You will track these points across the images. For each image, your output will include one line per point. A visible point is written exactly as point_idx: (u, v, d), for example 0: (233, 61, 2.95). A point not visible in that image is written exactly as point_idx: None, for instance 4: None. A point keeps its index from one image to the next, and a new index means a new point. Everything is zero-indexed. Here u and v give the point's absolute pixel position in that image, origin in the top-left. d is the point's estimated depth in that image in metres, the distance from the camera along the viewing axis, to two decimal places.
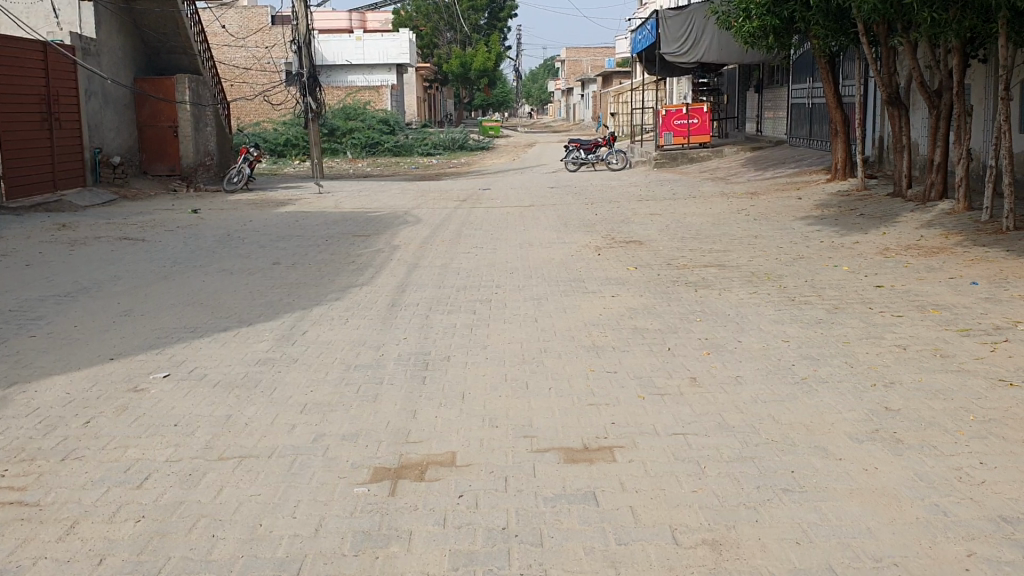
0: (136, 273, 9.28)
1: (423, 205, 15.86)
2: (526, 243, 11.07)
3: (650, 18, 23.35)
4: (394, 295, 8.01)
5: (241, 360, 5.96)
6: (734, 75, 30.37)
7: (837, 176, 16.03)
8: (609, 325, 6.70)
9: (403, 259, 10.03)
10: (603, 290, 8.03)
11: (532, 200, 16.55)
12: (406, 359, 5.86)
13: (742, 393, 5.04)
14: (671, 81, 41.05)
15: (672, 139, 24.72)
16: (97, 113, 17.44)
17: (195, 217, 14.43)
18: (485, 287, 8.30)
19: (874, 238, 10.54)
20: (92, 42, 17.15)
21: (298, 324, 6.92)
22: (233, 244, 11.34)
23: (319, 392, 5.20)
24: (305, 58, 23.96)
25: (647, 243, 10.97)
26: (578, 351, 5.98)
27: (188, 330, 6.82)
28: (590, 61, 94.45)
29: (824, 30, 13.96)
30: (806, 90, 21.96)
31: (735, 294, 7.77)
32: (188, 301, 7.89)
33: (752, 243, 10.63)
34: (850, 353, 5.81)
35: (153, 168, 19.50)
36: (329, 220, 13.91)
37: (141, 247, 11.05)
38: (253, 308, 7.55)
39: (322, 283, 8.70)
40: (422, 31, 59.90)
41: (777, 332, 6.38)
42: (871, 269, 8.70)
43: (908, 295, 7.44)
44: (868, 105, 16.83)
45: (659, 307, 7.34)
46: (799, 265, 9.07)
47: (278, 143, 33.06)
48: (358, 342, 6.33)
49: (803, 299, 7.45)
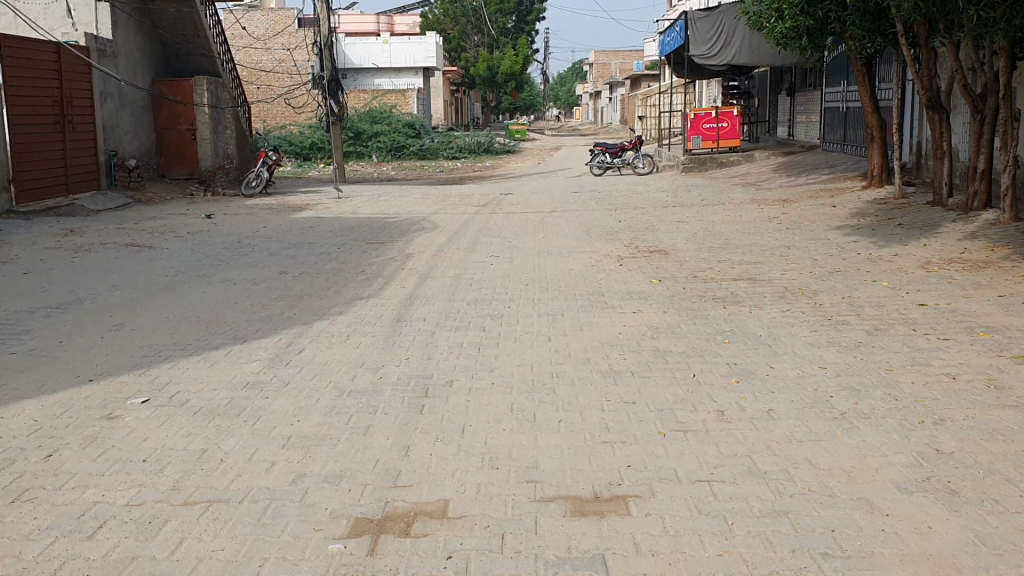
0: (137, 283, 8.90)
1: (443, 211, 15.45)
2: (546, 253, 10.59)
3: (678, 20, 22.77)
4: (401, 309, 7.55)
5: (226, 383, 5.51)
6: (764, 77, 29.72)
7: (873, 183, 15.38)
8: (628, 346, 6.19)
9: (416, 269, 9.59)
10: (624, 305, 7.53)
11: (555, 206, 16.08)
12: (406, 384, 5.38)
13: (774, 431, 4.51)
14: (700, 84, 40.42)
15: (700, 143, 24.16)
16: (113, 116, 17.18)
17: (209, 222, 14.10)
18: (499, 301, 7.82)
19: (915, 250, 9.94)
20: (108, 43, 16.90)
21: (294, 342, 6.47)
22: (242, 251, 10.95)
23: (307, 423, 4.74)
24: (326, 61, 23.59)
25: (673, 253, 10.45)
26: (595, 377, 5.47)
27: (178, 348, 6.38)
28: (618, 64, 93.85)
29: (860, 31, 13.34)
30: (840, 94, 21.30)
31: (766, 311, 7.23)
32: (184, 315, 7.47)
33: (784, 254, 10.08)
34: (894, 383, 5.26)
35: (171, 172, 19.27)
36: (345, 226, 13.53)
37: (146, 255, 10.68)
38: (250, 323, 7.12)
39: (327, 295, 8.25)
40: (449, 34, 59.76)
41: (811, 357, 5.85)
42: (912, 285, 8.13)
43: (955, 315, 6.87)
44: (905, 109, 16.17)
45: (684, 326, 6.81)
46: (834, 280, 8.52)
47: (303, 146, 32.87)
48: (356, 363, 5.87)
49: (840, 319, 6.90)
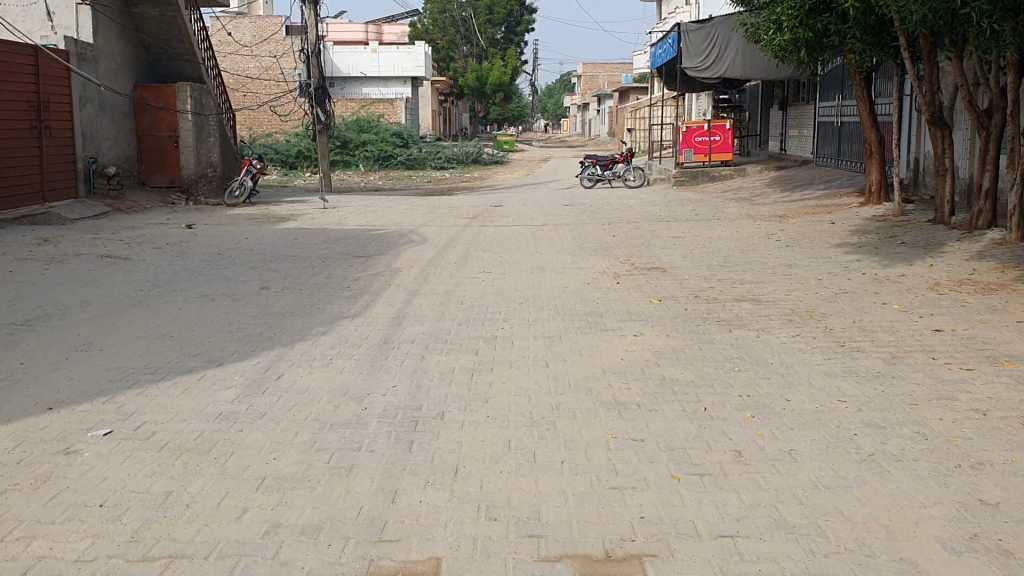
0: (109, 297, 8.44)
1: (431, 223, 15.06)
2: (539, 268, 10.19)
3: (671, 31, 22.44)
4: (389, 330, 7.12)
5: (196, 414, 5.06)
6: (756, 91, 29.45)
7: (872, 199, 15.04)
8: (632, 374, 5.78)
9: (404, 285, 9.16)
10: (624, 328, 7.13)
11: (546, 219, 15.71)
12: (393, 416, 4.95)
13: (798, 475, 4.11)
14: (689, 97, 40.27)
15: (692, 157, 23.80)
16: (93, 121, 16.69)
17: (189, 232, 13.65)
18: (492, 322, 7.39)
19: (921, 270, 9.61)
20: (89, 46, 16.42)
21: (274, 366, 6.03)
22: (222, 264, 10.50)
23: (285, 462, 4.31)
24: (314, 68, 23.16)
25: (671, 271, 10.05)
26: (599, 410, 5.05)
27: (147, 372, 5.92)
28: (607, 76, 93.85)
29: (862, 44, 13.02)
30: (834, 108, 21.04)
31: (775, 336, 6.84)
32: (157, 333, 7.02)
33: (786, 273, 9.71)
34: (921, 419, 4.87)
35: (152, 180, 18.78)
36: (331, 237, 13.10)
37: (121, 267, 10.22)
38: (228, 343, 6.68)
39: (309, 313, 7.81)
40: (438, 44, 59.39)
41: (829, 389, 5.46)
42: (924, 308, 7.77)
43: (974, 342, 6.50)
44: (903, 125, 15.85)
45: (689, 351, 6.41)
46: (842, 302, 8.14)
47: (290, 154, 32.41)
48: (339, 391, 5.43)
49: (853, 345, 6.51)
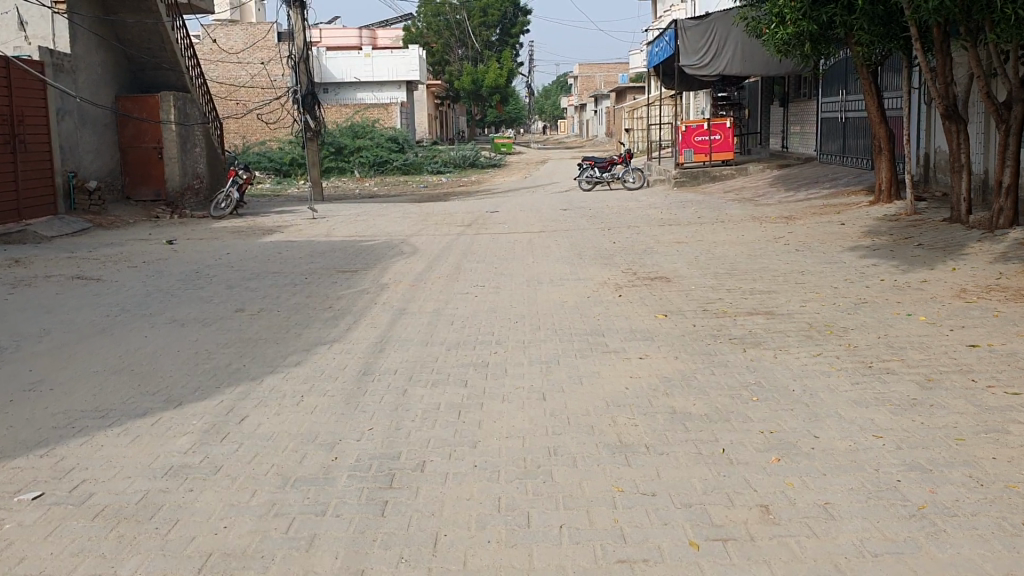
0: (72, 325, 7.82)
1: (424, 231, 14.44)
2: (535, 281, 9.57)
3: (667, 29, 21.82)
4: (369, 357, 6.50)
5: (142, 469, 4.43)
6: (755, 87, 28.82)
7: (881, 198, 14.40)
8: (639, 407, 5.15)
9: (390, 304, 8.54)
10: (627, 349, 6.50)
11: (543, 225, 15.10)
12: (368, 469, 4.33)
13: (838, 539, 3.48)
14: (688, 96, 39.69)
15: (692, 156, 23.12)
16: (72, 134, 16.08)
17: (169, 248, 13.02)
18: (483, 345, 6.77)
19: (943, 275, 8.99)
20: (66, 56, 15.80)
21: (237, 406, 5.40)
22: (198, 283, 9.90)
23: (238, 533, 3.69)
24: (302, 74, 22.53)
25: (675, 280, 9.43)
26: (604, 455, 4.42)
27: (97, 416, 5.30)
28: (603, 76, 93.39)
29: (870, 36, 12.40)
30: (838, 104, 20.41)
31: (794, 357, 6.20)
32: (116, 367, 6.40)
33: (799, 281, 9.09)
34: (971, 459, 4.24)
35: (137, 193, 18.14)
36: (317, 251, 12.48)
37: (91, 288, 9.59)
38: (192, 378, 6.06)
39: (285, 339, 7.20)
40: (433, 47, 58.73)
41: (861, 421, 4.84)
42: (953, 319, 7.14)
43: (1016, 359, 5.87)
44: (913, 120, 15.21)
45: (700, 377, 5.77)
46: (862, 313, 7.52)
47: (283, 162, 31.85)
48: (307, 438, 4.81)
49: (882, 365, 5.90)
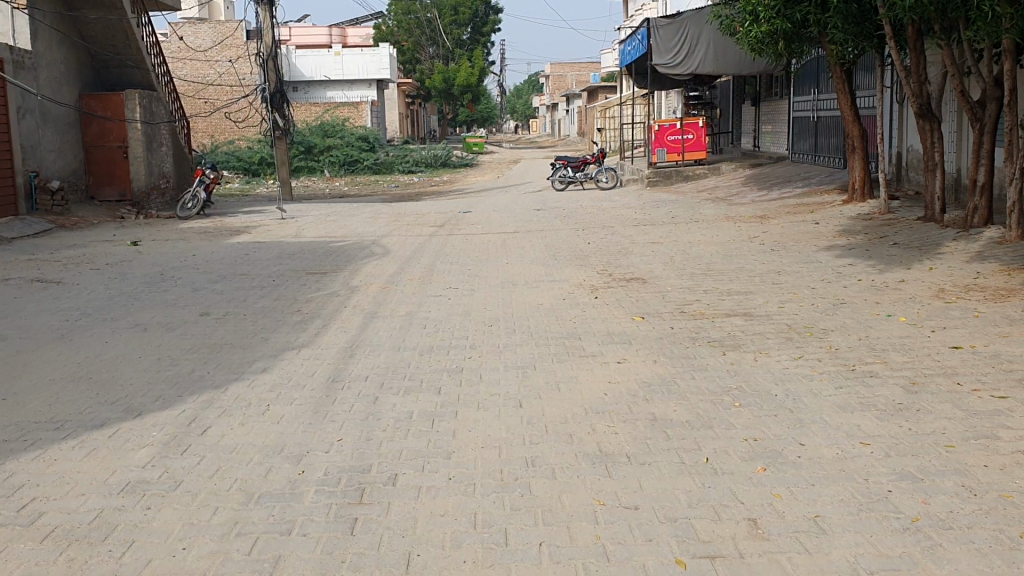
0: (29, 330, 7.54)
1: (395, 232, 14.22)
2: (509, 282, 9.39)
3: (639, 28, 21.70)
4: (339, 363, 6.28)
5: (97, 486, 4.18)
6: (727, 86, 28.82)
7: (855, 197, 14.35)
8: (618, 414, 4.98)
9: (361, 306, 8.32)
10: (604, 353, 6.34)
11: (516, 225, 14.94)
12: (337, 485, 4.12)
13: (831, 555, 3.32)
14: (659, 95, 39.69)
15: (665, 156, 23.06)
16: (33, 133, 15.67)
17: (134, 249, 12.70)
18: (457, 349, 6.57)
19: (921, 275, 8.91)
20: (27, 53, 15.38)
21: (200, 416, 5.17)
22: (163, 286, 9.61)
23: (197, 556, 3.47)
24: (270, 72, 22.18)
25: (652, 281, 9.30)
26: (584, 466, 4.24)
27: (51, 427, 5.03)
28: (574, 75, 93.42)
29: (845, 35, 12.31)
30: (810, 103, 20.40)
31: (775, 359, 6.07)
32: (73, 374, 6.13)
33: (776, 281, 8.98)
34: (962, 468, 4.11)
35: (101, 194, 17.73)
36: (286, 252, 12.22)
37: (51, 291, 9.29)
38: (153, 386, 5.81)
39: (252, 344, 6.95)
40: (403, 46, 58.33)
41: (847, 428, 4.70)
42: (934, 319, 7.04)
43: (1001, 361, 5.77)
44: (887, 119, 15.17)
45: (681, 381, 5.61)
46: (841, 314, 7.41)
47: (252, 162, 31.44)
48: (274, 450, 4.59)
49: (865, 368, 5.78)
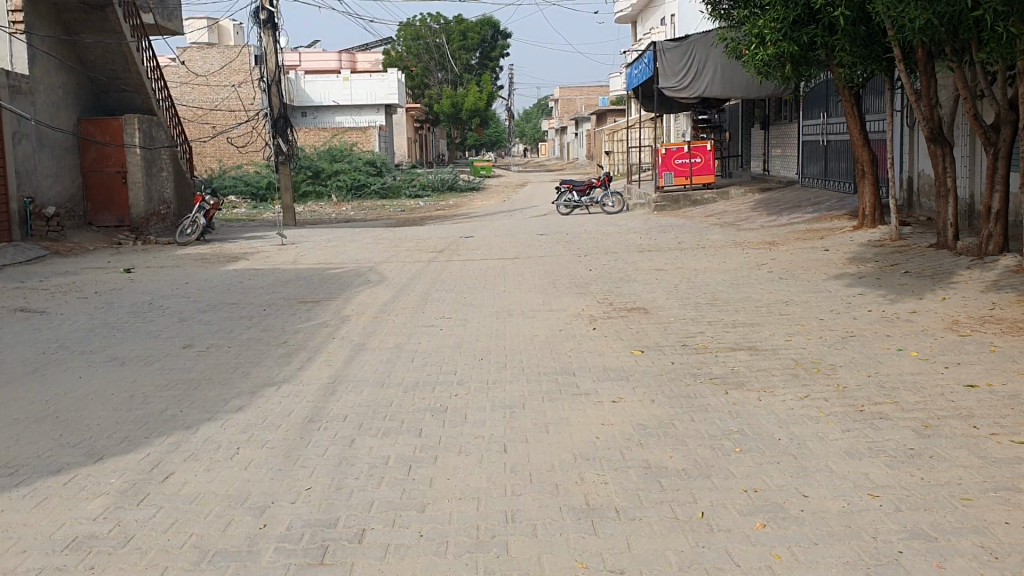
0: (3, 363, 7.26)
1: (395, 258, 13.95)
2: (506, 312, 9.09)
3: (645, 51, 21.50)
4: (319, 401, 5.97)
5: (41, 541, 3.87)
6: (736, 110, 28.57)
7: (865, 223, 14.01)
8: (610, 461, 4.64)
9: (351, 338, 8.02)
10: (599, 391, 6.00)
11: (518, 251, 14.66)
12: (299, 542, 3.79)
13: None
14: (668, 118, 39.48)
15: (673, 180, 22.78)
16: (30, 158, 15.50)
17: (127, 277, 12.44)
18: (444, 386, 6.25)
19: (934, 305, 8.56)
20: (24, 78, 15.25)
21: (164, 461, 4.85)
22: (149, 316, 9.34)
23: None
24: (274, 96, 22.05)
25: (653, 311, 8.98)
26: (568, 522, 3.91)
27: (4, 473, 4.72)
28: (584, 99, 93.44)
29: (854, 58, 12.04)
30: (819, 126, 20.11)
31: (779, 399, 5.72)
32: (39, 413, 5.83)
33: (783, 312, 8.65)
34: (981, 525, 3.75)
35: (100, 220, 17.53)
36: (281, 279, 11.94)
37: (33, 322, 9.02)
38: (120, 426, 5.51)
39: (231, 379, 6.65)
40: (412, 71, 58.24)
41: (854, 477, 4.35)
42: (948, 354, 6.69)
43: (1020, 401, 5.41)
44: (897, 143, 14.85)
45: (678, 423, 5.27)
46: (850, 348, 7.06)
47: (259, 186, 31.30)
48: (237, 501, 4.27)
49: (875, 409, 5.42)
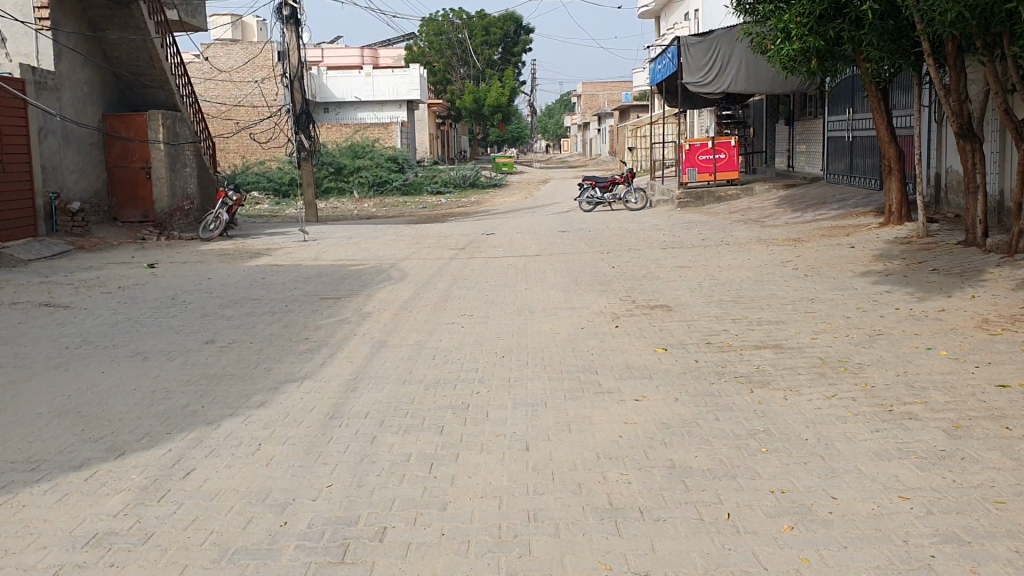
0: (26, 357, 7.28)
1: (416, 254, 13.91)
2: (528, 309, 9.02)
3: (669, 47, 21.34)
4: (340, 398, 5.93)
5: (62, 538, 3.86)
6: (760, 106, 28.33)
7: (891, 220, 13.82)
8: (633, 461, 4.58)
9: (371, 334, 7.99)
10: (622, 390, 5.92)
11: (540, 247, 14.59)
12: (318, 541, 3.74)
13: None
14: (692, 114, 39.27)
15: (696, 176, 22.60)
16: (55, 154, 15.59)
17: (149, 273, 12.47)
18: (465, 383, 6.21)
19: (963, 304, 8.42)
20: (49, 74, 15.33)
21: (185, 457, 4.83)
22: (171, 311, 9.35)
23: None
24: (298, 91, 22.07)
25: (677, 309, 8.89)
26: (591, 522, 3.85)
27: (25, 469, 4.71)
28: (606, 95, 93.10)
29: (881, 53, 11.87)
30: (845, 122, 19.88)
31: (806, 399, 5.62)
32: (61, 409, 5.82)
33: (809, 310, 8.54)
34: (1015, 530, 3.66)
35: (124, 215, 17.62)
36: (302, 276, 11.93)
37: (56, 317, 9.05)
38: (140, 423, 5.49)
39: (253, 375, 6.62)
40: (434, 66, 58.28)
41: (884, 479, 4.26)
42: (979, 354, 6.57)
43: None
44: (925, 138, 14.63)
45: (704, 423, 5.19)
46: (878, 347, 6.94)
47: (282, 182, 31.40)
48: (256, 497, 4.25)
49: (903, 410, 5.32)
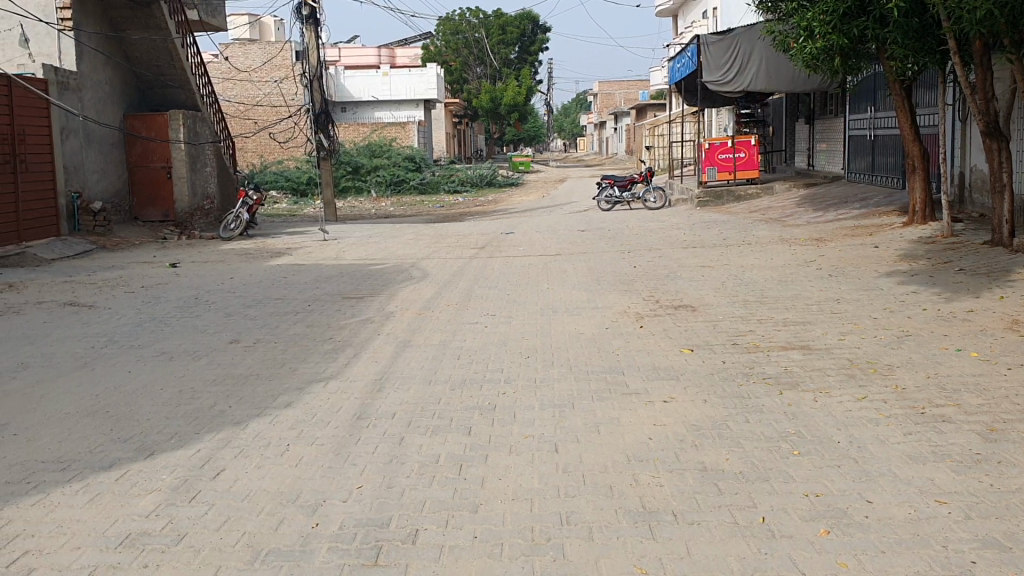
0: (53, 357, 7.32)
1: (436, 254, 13.91)
2: (551, 309, 8.99)
3: (688, 46, 21.27)
4: (367, 398, 5.92)
5: (96, 538, 3.87)
6: (779, 104, 28.18)
7: (916, 220, 13.70)
8: (665, 463, 4.55)
9: (395, 334, 7.99)
10: (650, 391, 5.89)
11: (560, 247, 14.54)
12: (351, 543, 3.73)
13: None
14: (710, 113, 39.12)
15: (716, 175, 22.47)
16: (77, 154, 15.67)
17: (171, 272, 12.53)
18: (492, 384, 6.19)
19: (991, 304, 8.34)
20: (72, 74, 15.41)
21: (215, 458, 4.84)
22: (195, 310, 9.38)
23: None
24: (317, 90, 22.11)
25: (701, 309, 8.84)
26: (625, 525, 3.82)
27: (56, 469, 4.72)
28: (622, 94, 92.91)
29: (906, 51, 11.77)
30: (867, 120, 19.73)
31: (837, 401, 5.57)
32: (89, 408, 5.85)
33: (834, 310, 8.47)
34: None
35: (145, 214, 17.71)
36: (324, 275, 11.94)
37: (81, 316, 9.10)
38: (168, 422, 5.49)
39: (278, 375, 6.64)
40: (451, 66, 58.34)
41: (920, 482, 4.21)
42: (1010, 355, 6.49)
43: None
44: (949, 137, 14.48)
45: (734, 425, 5.15)
46: (907, 348, 6.88)
47: (300, 181, 31.51)
48: (288, 498, 4.24)
49: (936, 412, 5.26)
